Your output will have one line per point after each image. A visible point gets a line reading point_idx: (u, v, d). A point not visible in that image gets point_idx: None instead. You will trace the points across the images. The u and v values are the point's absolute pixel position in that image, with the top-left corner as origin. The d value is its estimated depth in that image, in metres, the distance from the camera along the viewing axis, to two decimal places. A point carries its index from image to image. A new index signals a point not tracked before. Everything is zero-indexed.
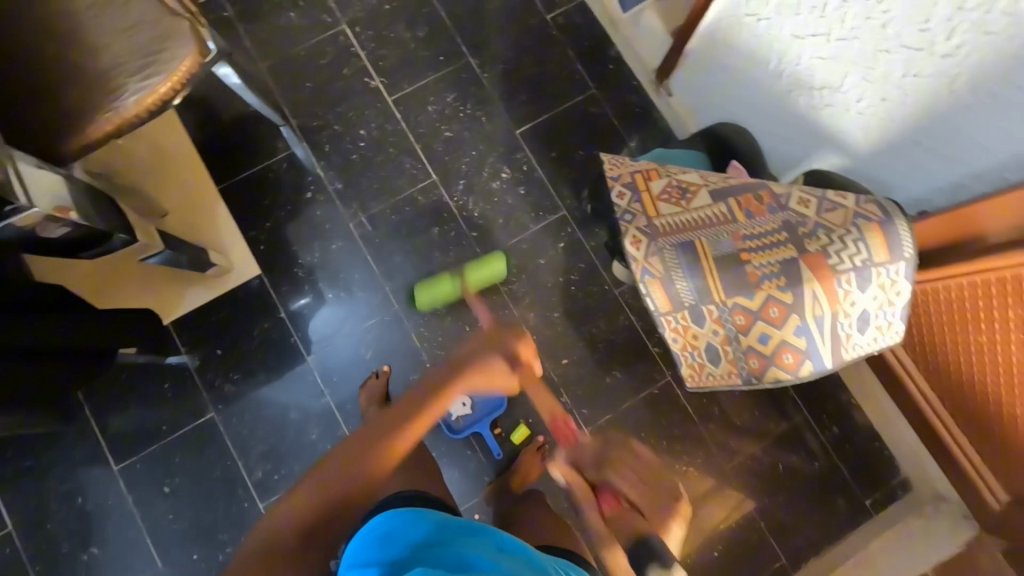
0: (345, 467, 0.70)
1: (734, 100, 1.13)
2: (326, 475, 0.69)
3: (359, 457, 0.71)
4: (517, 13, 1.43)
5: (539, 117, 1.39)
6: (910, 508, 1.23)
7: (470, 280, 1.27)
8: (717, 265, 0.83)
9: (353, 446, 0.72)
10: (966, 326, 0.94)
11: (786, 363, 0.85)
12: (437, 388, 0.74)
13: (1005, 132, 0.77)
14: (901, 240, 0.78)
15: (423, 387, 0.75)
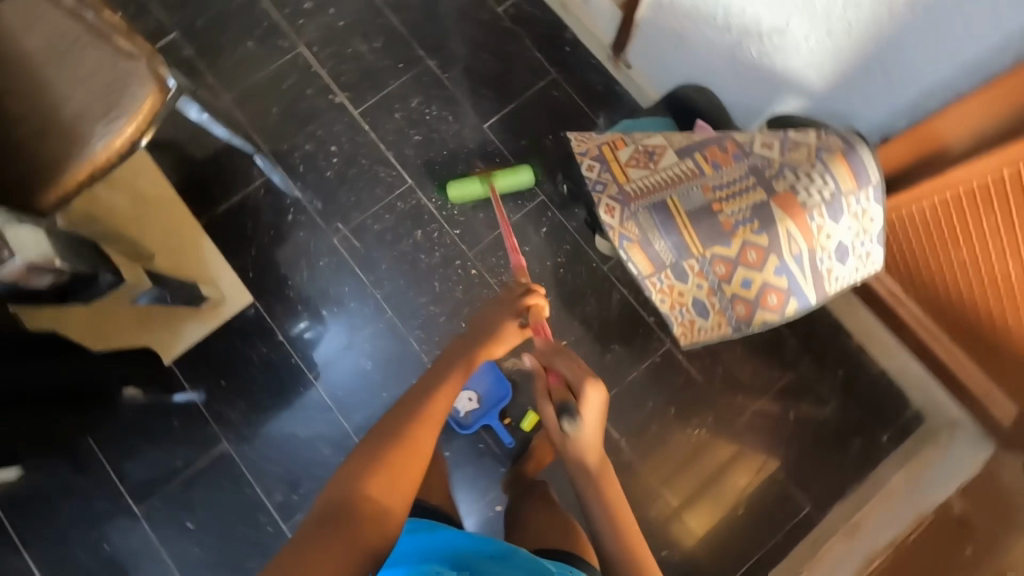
0: (398, 425, 0.70)
1: (690, 60, 1.15)
2: (381, 437, 0.68)
3: (408, 418, 0.71)
4: (469, 10, 1.45)
5: (505, 108, 1.40)
6: (925, 438, 1.23)
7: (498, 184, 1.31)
8: (691, 220, 0.85)
9: (398, 414, 0.72)
10: (946, 245, 0.95)
11: (771, 304, 0.87)
12: (453, 352, 0.80)
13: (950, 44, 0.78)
14: (866, 167, 0.79)
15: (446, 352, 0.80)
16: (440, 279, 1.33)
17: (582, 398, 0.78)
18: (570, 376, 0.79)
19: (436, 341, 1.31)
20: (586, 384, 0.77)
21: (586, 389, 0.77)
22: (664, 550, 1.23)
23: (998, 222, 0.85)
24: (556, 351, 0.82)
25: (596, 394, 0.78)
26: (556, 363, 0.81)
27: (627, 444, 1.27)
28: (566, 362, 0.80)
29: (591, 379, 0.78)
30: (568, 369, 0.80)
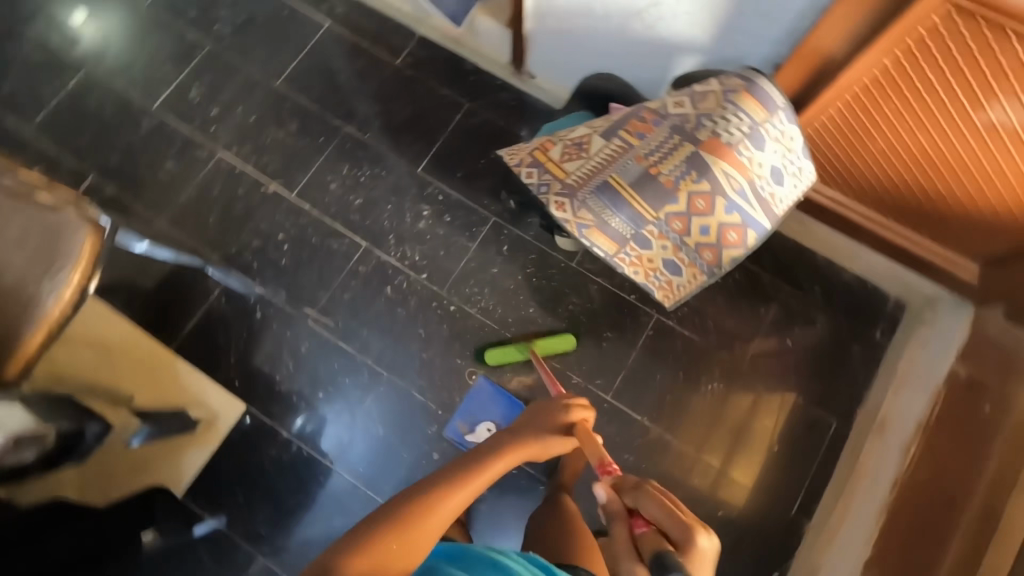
0: (423, 500, 0.74)
1: (586, 53, 1.22)
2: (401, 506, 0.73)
3: (430, 491, 0.76)
4: (369, 71, 1.51)
5: (432, 149, 1.45)
6: (913, 321, 1.29)
7: (537, 345, 1.29)
8: (635, 189, 0.89)
9: (428, 486, 0.77)
10: (869, 136, 1.00)
11: (733, 242, 0.90)
12: (506, 441, 0.90)
13: None
14: (768, 94, 0.85)
15: (490, 443, 0.90)
16: (423, 325, 1.33)
17: (690, 551, 0.69)
18: (665, 521, 0.73)
19: (438, 386, 1.30)
20: (695, 531, 0.70)
21: (696, 538, 0.70)
22: (720, 509, 1.25)
23: (906, 98, 0.90)
24: (641, 483, 0.79)
25: (705, 546, 0.70)
26: (643, 504, 0.77)
27: (649, 421, 1.30)
28: (649, 496, 0.77)
29: (699, 528, 0.71)
30: (661, 512, 0.74)
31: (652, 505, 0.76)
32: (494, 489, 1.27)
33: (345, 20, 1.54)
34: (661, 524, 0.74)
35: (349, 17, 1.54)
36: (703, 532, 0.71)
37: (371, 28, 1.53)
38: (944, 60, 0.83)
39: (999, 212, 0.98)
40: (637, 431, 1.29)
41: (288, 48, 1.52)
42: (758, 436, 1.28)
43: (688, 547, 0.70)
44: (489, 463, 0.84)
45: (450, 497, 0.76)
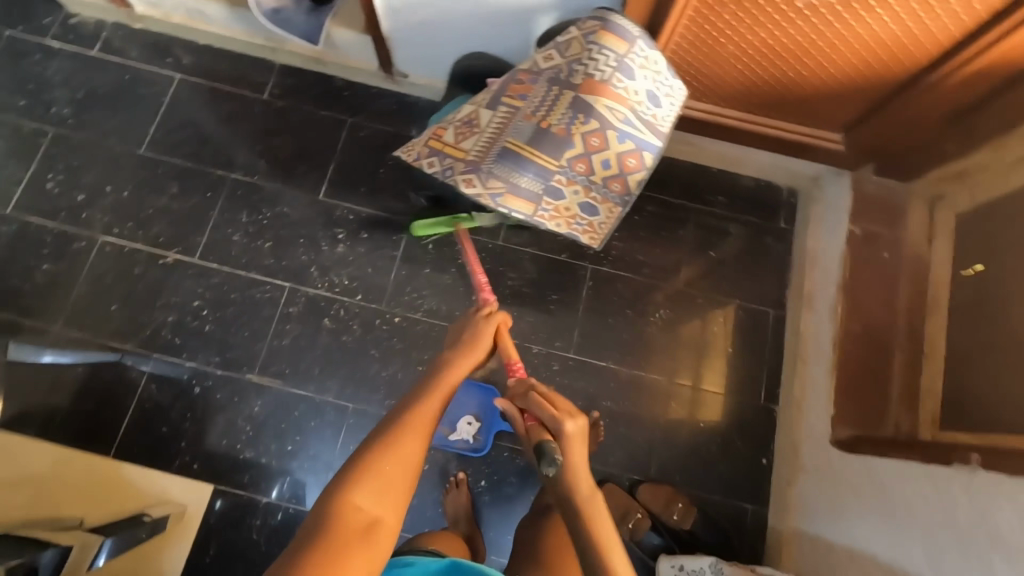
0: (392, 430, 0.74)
1: (449, 39, 1.24)
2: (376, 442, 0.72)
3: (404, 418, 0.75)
4: (238, 113, 1.45)
5: (327, 172, 1.41)
6: (807, 202, 1.43)
7: (463, 224, 1.29)
8: (533, 146, 0.92)
9: (397, 415, 0.76)
10: (718, 42, 0.98)
11: (634, 168, 0.96)
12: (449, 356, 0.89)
13: None
14: (624, 27, 0.90)
15: (444, 354, 0.90)
16: (373, 345, 1.31)
17: (561, 434, 0.77)
18: (544, 415, 0.80)
19: None
20: (561, 417, 0.78)
21: (562, 420, 0.78)
22: (701, 420, 1.32)
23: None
24: (529, 389, 0.85)
25: (571, 427, 0.77)
26: (531, 405, 0.83)
27: (615, 363, 1.35)
28: (537, 398, 0.82)
29: (565, 411, 0.79)
30: (542, 409, 0.80)
31: (537, 405, 0.82)
32: (492, 477, 1.28)
33: (195, 69, 1.46)
34: (541, 417, 0.80)
35: (199, 65, 1.47)
36: (568, 415, 0.79)
37: (226, 70, 1.47)
38: None
39: (851, 80, 1.01)
40: (607, 376, 1.34)
41: (143, 112, 1.43)
42: (712, 345, 1.36)
43: (559, 431, 0.77)
44: (444, 376, 0.83)
45: (422, 415, 0.77)
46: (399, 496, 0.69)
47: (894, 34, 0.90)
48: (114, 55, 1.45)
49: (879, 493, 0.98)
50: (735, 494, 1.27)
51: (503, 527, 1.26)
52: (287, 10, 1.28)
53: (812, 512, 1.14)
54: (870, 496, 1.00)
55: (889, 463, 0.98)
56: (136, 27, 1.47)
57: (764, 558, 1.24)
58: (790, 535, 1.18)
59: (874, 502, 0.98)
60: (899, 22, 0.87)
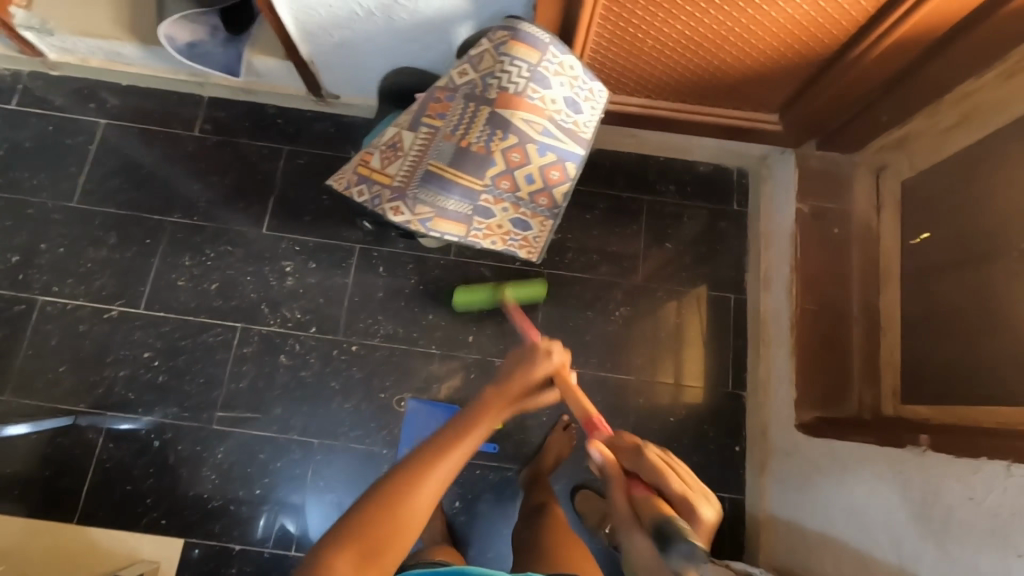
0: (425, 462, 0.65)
1: (372, 57, 1.21)
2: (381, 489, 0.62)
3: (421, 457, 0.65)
4: (171, 154, 1.40)
5: (268, 204, 1.38)
6: (757, 181, 1.42)
7: (509, 295, 1.28)
8: (454, 167, 0.89)
9: (415, 457, 0.65)
10: (638, 38, 0.96)
11: (560, 179, 0.93)
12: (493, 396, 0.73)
13: None
14: (534, 35, 0.86)
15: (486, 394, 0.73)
16: (333, 377, 1.29)
17: (699, 520, 0.77)
18: (675, 494, 0.79)
19: (373, 427, 1.27)
20: (702, 501, 0.79)
21: (704, 507, 0.78)
22: (672, 415, 1.31)
23: None
24: (641, 450, 0.85)
25: (708, 515, 0.78)
26: (645, 469, 0.82)
27: (581, 367, 1.33)
28: (656, 467, 0.82)
29: (704, 499, 0.79)
30: (667, 481, 0.80)
31: (658, 477, 0.81)
32: (466, 495, 1.27)
33: (121, 112, 1.42)
34: (667, 491, 0.80)
35: (125, 107, 1.42)
36: (705, 500, 0.80)
37: (152, 109, 1.42)
38: None
39: (778, 60, 0.98)
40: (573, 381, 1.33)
41: (71, 163, 1.38)
42: (675, 337, 1.35)
43: (692, 513, 0.78)
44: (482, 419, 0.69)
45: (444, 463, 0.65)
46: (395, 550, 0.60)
47: (810, 14, 0.87)
48: (34, 106, 1.40)
49: (841, 475, 0.96)
50: (711, 485, 1.27)
51: (482, 544, 1.25)
52: (203, 43, 1.23)
53: (784, 498, 1.13)
54: (834, 478, 0.98)
55: (847, 445, 0.97)
56: (54, 74, 1.41)
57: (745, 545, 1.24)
58: (767, 522, 1.18)
59: (838, 485, 0.97)
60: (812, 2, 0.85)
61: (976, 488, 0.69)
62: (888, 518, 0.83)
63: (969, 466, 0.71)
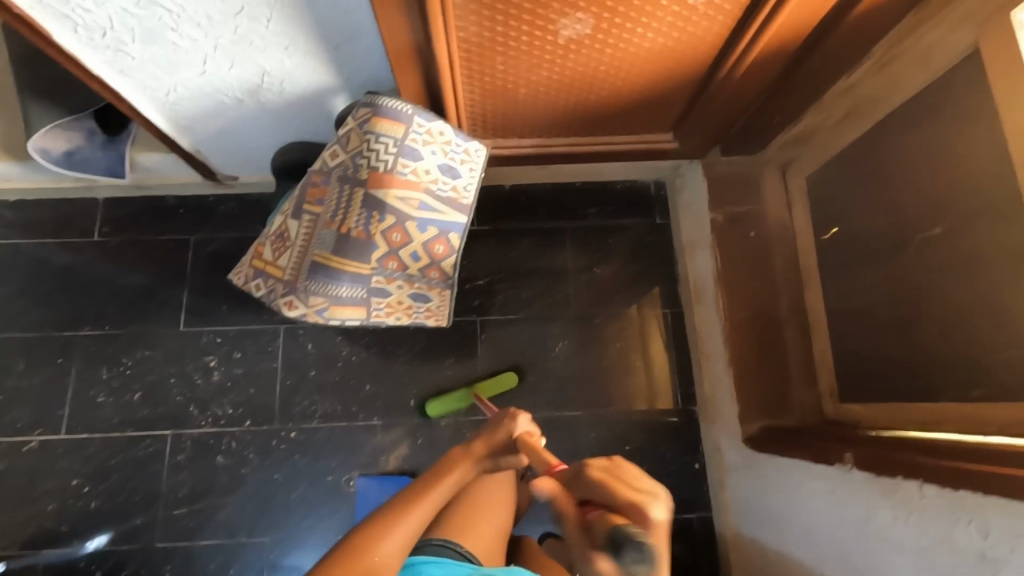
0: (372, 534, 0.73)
1: (258, 138, 1.17)
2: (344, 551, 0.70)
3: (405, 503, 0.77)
4: (72, 263, 1.34)
5: (183, 299, 1.33)
6: (674, 191, 1.41)
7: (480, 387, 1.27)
8: (339, 256, 0.86)
9: (384, 516, 0.75)
10: (509, 87, 0.93)
11: (448, 250, 0.93)
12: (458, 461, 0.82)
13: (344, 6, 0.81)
14: (395, 107, 0.83)
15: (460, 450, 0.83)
16: (275, 468, 1.24)
17: (646, 523, 0.56)
18: (615, 501, 0.58)
19: (325, 513, 1.22)
20: (644, 500, 0.57)
21: (644, 505, 0.56)
22: (627, 442, 1.29)
23: (506, 48, 0.84)
24: (582, 465, 0.62)
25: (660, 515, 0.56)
26: (590, 487, 0.60)
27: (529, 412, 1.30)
28: (594, 478, 0.60)
29: (645, 496, 0.57)
30: (608, 491, 0.59)
31: (595, 488, 0.60)
32: None
33: (13, 228, 1.35)
34: (610, 503, 0.58)
35: (16, 222, 1.35)
36: (653, 498, 0.57)
37: (47, 221, 1.36)
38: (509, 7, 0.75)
39: (655, 86, 0.97)
40: None
41: None
42: (619, 362, 1.34)
43: (638, 517, 0.56)
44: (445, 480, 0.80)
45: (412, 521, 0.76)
46: None
47: (667, 44, 0.85)
48: None
49: (788, 493, 0.95)
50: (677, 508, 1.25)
51: None
52: (81, 149, 1.17)
53: (744, 512, 1.13)
54: (782, 493, 0.97)
55: (786, 459, 0.96)
56: None
57: (719, 563, 1.22)
58: (734, 539, 1.17)
59: (787, 501, 0.96)
60: (665, 35, 0.82)
61: (900, 509, 0.68)
62: (831, 539, 0.81)
63: (888, 488, 0.70)
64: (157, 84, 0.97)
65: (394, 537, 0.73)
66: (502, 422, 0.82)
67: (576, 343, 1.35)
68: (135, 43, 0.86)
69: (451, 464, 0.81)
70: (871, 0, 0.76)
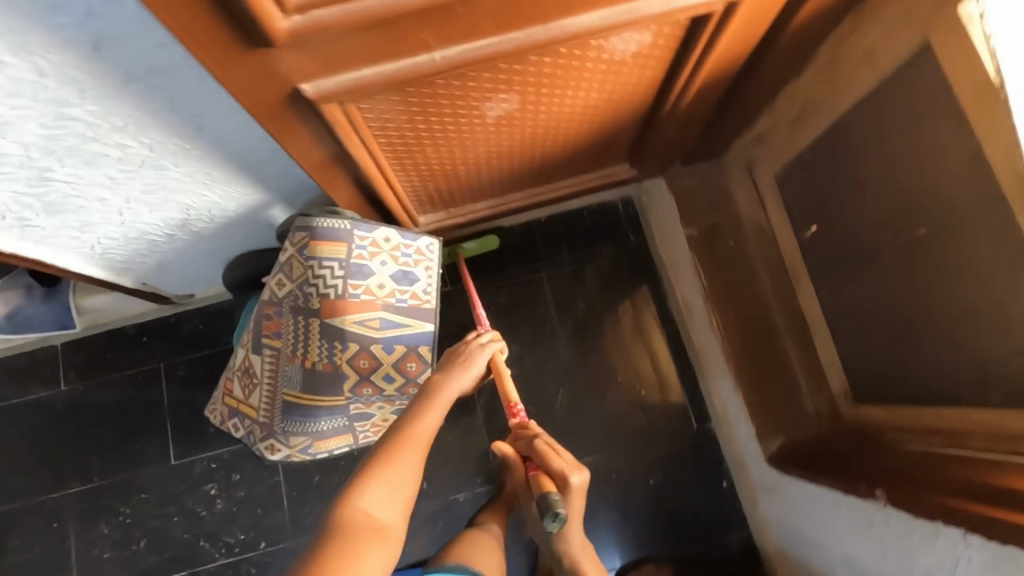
0: (401, 430, 0.73)
1: (202, 259, 1.10)
2: (380, 450, 0.70)
3: (406, 419, 0.74)
4: (44, 420, 1.28)
5: (167, 432, 1.27)
6: (642, 207, 1.36)
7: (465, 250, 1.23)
8: (310, 392, 0.82)
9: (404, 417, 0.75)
10: (447, 167, 0.87)
11: (422, 363, 0.86)
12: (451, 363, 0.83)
13: (255, 137, 0.75)
14: (333, 227, 0.78)
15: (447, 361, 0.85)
16: None
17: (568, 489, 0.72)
18: (551, 467, 0.74)
19: None
20: (569, 469, 0.73)
21: (568, 473, 0.73)
22: (650, 477, 1.27)
23: (435, 138, 0.77)
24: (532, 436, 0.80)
25: (576, 482, 0.73)
26: (533, 452, 0.78)
27: None
28: (542, 449, 0.77)
29: (570, 464, 0.74)
30: (546, 460, 0.75)
31: (539, 456, 0.77)
32: None
33: None
34: (546, 468, 0.75)
35: None
36: (576, 468, 0.74)
37: (8, 382, 1.29)
38: (427, 107, 0.68)
39: (600, 131, 0.90)
40: None
41: None
42: (624, 395, 1.30)
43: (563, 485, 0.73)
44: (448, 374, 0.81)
45: (425, 425, 0.74)
46: (405, 504, 0.67)
47: (602, 97, 0.79)
48: None
49: (824, 520, 0.93)
50: (710, 533, 1.24)
51: None
52: (24, 308, 1.09)
53: (783, 529, 1.11)
54: (818, 519, 0.96)
55: (817, 487, 0.94)
56: None
57: None
58: (777, 557, 1.15)
59: (823, 527, 0.94)
60: (598, 90, 0.77)
61: None
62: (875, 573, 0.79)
63: (929, 531, 0.69)
64: (80, 242, 0.91)
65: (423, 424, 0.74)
66: (470, 347, 0.87)
67: (577, 385, 1.31)
68: (42, 216, 0.80)
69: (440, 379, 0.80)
70: (806, 12, 0.71)
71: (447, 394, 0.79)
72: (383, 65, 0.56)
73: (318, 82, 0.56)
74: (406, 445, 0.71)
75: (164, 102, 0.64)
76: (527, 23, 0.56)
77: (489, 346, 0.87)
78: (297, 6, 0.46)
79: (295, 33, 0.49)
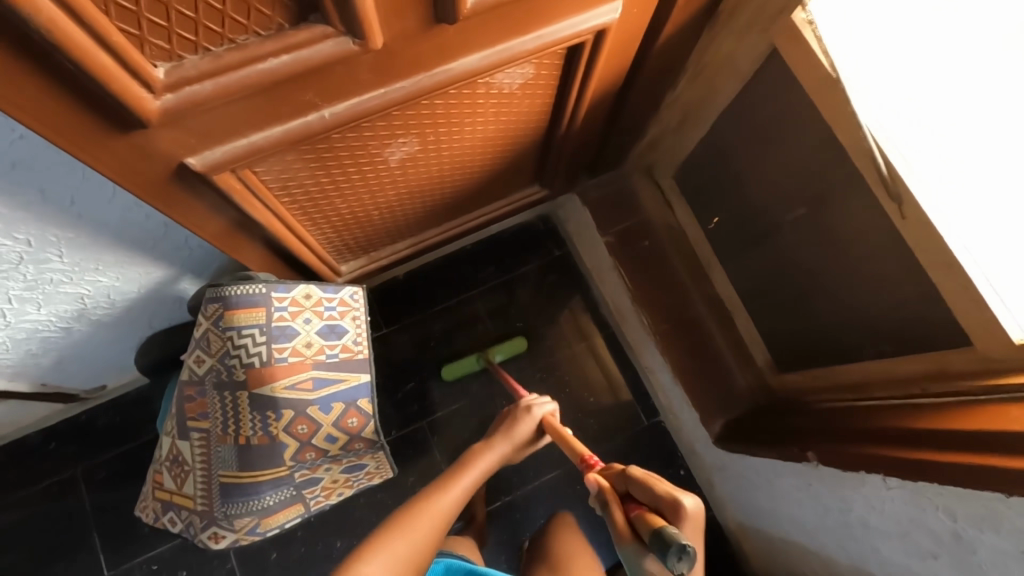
0: (423, 499, 0.75)
1: (107, 348, 1.02)
2: (401, 513, 0.73)
3: (421, 500, 0.75)
4: None
5: (96, 542, 1.15)
6: (560, 221, 1.41)
7: (492, 354, 1.29)
8: (248, 469, 0.78)
9: (426, 491, 0.76)
10: (360, 212, 0.86)
11: (364, 419, 0.86)
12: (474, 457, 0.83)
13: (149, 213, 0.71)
14: (248, 294, 0.75)
15: (476, 449, 0.84)
16: None
17: (685, 517, 0.60)
18: (654, 497, 0.63)
19: None
20: (679, 491, 0.62)
21: (677, 498, 0.61)
22: None
23: (341, 186, 0.76)
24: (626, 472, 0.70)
25: (694, 508, 0.61)
26: (633, 486, 0.67)
27: (510, 493, 1.25)
28: (640, 479, 0.66)
29: (676, 487, 0.63)
30: (650, 489, 0.64)
31: (641, 489, 0.66)
32: None
33: None
34: (653, 502, 0.63)
35: None
36: (687, 492, 0.62)
37: None
38: (329, 159, 0.68)
39: (505, 157, 0.94)
40: (510, 510, 1.24)
41: None
42: (574, 404, 1.33)
43: (678, 516, 0.60)
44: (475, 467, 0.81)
45: (447, 499, 0.76)
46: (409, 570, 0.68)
47: (499, 129, 0.82)
48: None
49: (773, 489, 1.00)
50: None
51: None
52: None
53: (739, 504, 1.17)
54: (769, 488, 1.01)
55: (760, 460, 1.00)
56: None
57: (735, 553, 1.25)
58: (740, 530, 1.21)
59: (774, 497, 1.01)
60: (495, 122, 0.79)
61: None
62: (824, 529, 0.89)
63: (857, 480, 0.77)
64: None
65: (446, 495, 0.76)
66: (516, 416, 0.89)
67: None
68: None
69: (466, 462, 0.82)
70: (669, 30, 0.77)
71: (474, 470, 0.81)
72: (270, 129, 0.55)
73: (202, 155, 0.55)
74: (426, 512, 0.73)
75: (36, 194, 0.60)
76: (410, 72, 0.57)
77: (541, 406, 0.91)
78: (166, 85, 0.45)
79: (168, 110, 0.47)
